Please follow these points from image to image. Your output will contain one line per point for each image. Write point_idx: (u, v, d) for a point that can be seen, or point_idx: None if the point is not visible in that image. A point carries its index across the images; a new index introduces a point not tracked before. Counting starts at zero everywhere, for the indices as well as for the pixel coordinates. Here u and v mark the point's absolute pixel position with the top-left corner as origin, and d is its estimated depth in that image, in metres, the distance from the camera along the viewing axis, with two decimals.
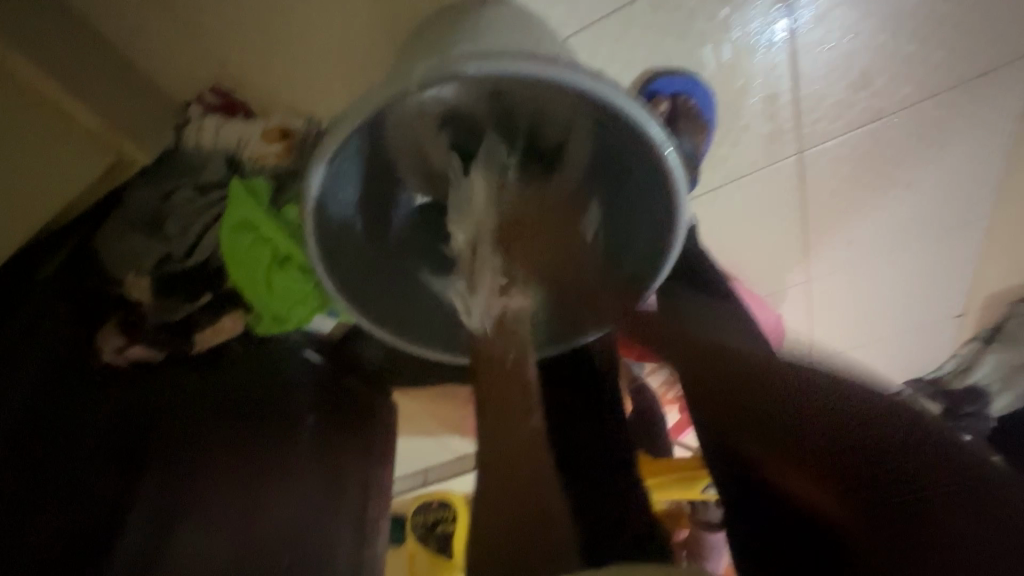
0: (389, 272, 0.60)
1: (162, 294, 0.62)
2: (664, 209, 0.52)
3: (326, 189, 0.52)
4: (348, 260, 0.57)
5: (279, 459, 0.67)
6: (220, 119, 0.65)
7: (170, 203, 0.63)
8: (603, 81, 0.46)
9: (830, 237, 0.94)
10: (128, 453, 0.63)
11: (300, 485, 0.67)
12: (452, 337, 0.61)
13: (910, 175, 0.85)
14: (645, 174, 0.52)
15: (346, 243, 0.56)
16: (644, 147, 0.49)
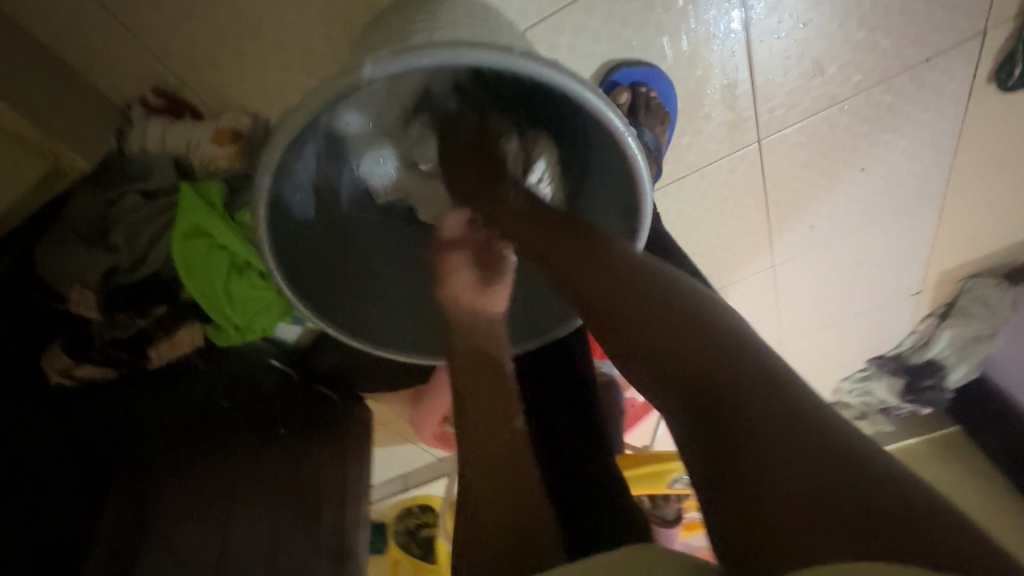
0: (353, 276, 0.58)
1: (111, 308, 0.58)
2: (628, 200, 0.52)
3: (281, 190, 0.49)
4: (309, 263, 0.55)
5: (258, 466, 0.66)
6: (165, 122, 0.62)
7: (114, 211, 0.59)
8: (563, 71, 0.44)
9: (792, 224, 0.96)
10: (96, 457, 0.57)
11: (279, 494, 0.66)
12: (420, 339, 0.60)
13: (865, 160, 0.87)
14: (611, 166, 0.52)
15: (304, 248, 0.54)
16: (609, 137, 0.48)
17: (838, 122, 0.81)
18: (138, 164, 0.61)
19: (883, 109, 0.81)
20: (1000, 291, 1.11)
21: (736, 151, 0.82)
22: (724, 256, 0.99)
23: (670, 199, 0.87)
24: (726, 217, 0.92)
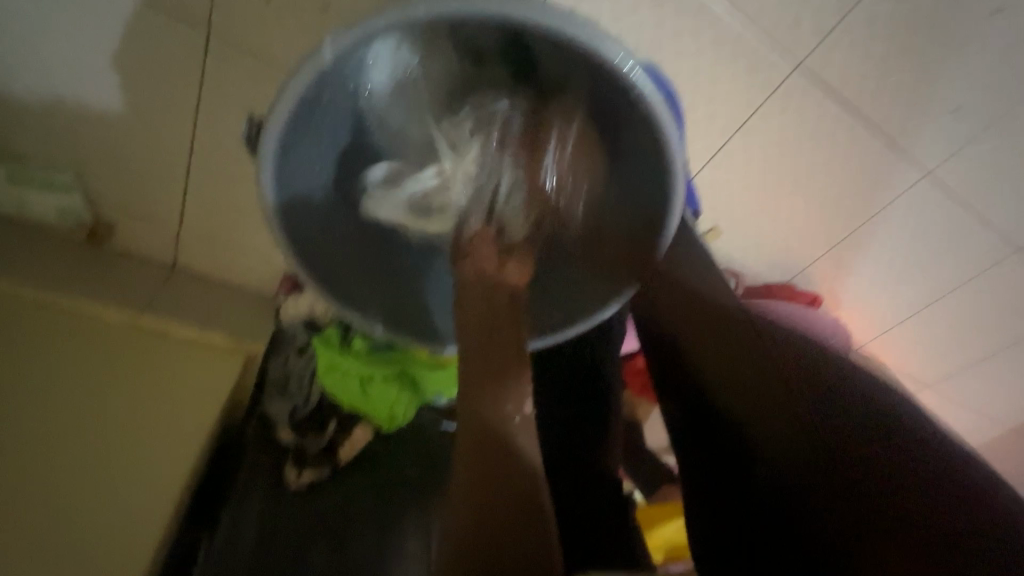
0: (374, 266, 0.58)
1: (302, 432, 0.86)
2: (654, 153, 0.46)
3: (310, 230, 0.53)
4: (366, 289, 0.58)
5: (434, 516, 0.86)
6: (296, 296, 0.88)
7: (288, 366, 0.87)
8: (567, 21, 0.40)
9: (922, 120, 0.72)
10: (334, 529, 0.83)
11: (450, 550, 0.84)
12: (445, 329, 0.59)
13: (988, 0, 0.62)
14: (635, 130, 0.47)
15: (322, 241, 0.54)
16: (627, 87, 0.43)
17: None
18: (289, 332, 0.88)
19: None
20: None
21: (772, 89, 0.70)
22: (842, 193, 0.81)
23: (722, 169, 0.79)
24: (809, 157, 0.77)
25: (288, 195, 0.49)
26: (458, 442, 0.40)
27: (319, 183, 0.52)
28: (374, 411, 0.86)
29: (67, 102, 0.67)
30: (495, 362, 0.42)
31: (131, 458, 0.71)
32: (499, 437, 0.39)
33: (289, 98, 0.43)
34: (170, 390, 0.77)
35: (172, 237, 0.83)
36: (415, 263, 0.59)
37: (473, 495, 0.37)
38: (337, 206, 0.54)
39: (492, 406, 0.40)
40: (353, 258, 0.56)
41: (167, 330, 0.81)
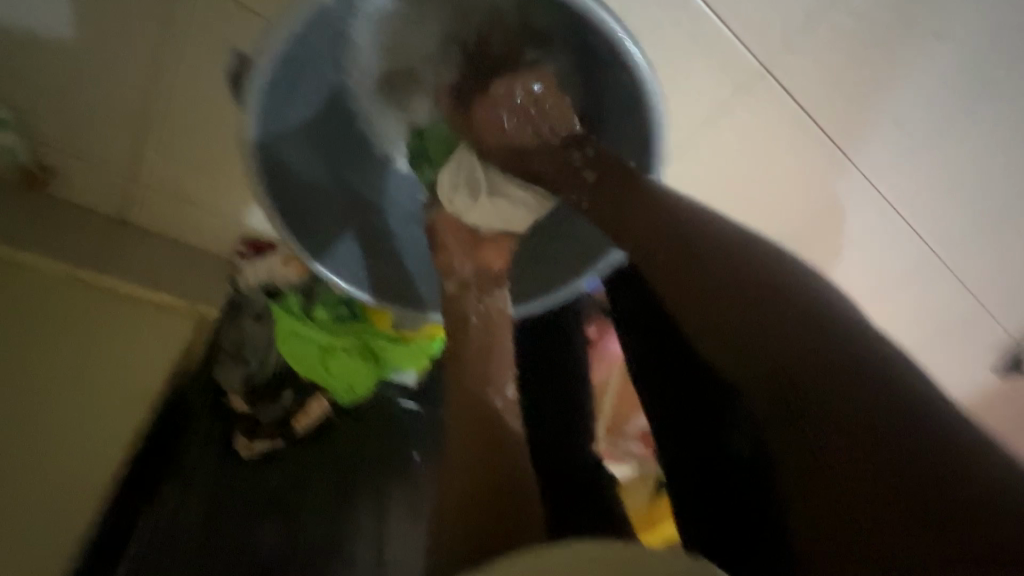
0: (357, 233, 0.57)
1: (255, 401, 0.83)
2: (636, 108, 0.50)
3: (290, 188, 0.52)
4: (343, 238, 0.56)
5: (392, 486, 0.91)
6: (255, 260, 0.84)
7: (243, 333, 0.84)
8: None
9: (868, 130, 0.78)
10: (282, 505, 0.84)
11: (408, 529, 0.88)
12: (422, 296, 0.58)
13: (934, 23, 0.68)
14: (621, 90, 0.51)
15: (303, 201, 0.53)
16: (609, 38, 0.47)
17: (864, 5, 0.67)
18: (248, 295, 0.85)
19: None
20: None
21: (743, 87, 0.74)
22: (796, 196, 0.87)
23: (691, 162, 0.83)
24: (774, 155, 0.81)
25: (271, 147, 0.49)
26: (459, 421, 0.48)
27: (298, 139, 0.53)
28: (334, 380, 0.85)
29: (6, 26, 0.61)
30: (489, 362, 0.51)
31: (63, 423, 0.66)
32: (490, 419, 0.47)
33: (278, 38, 0.42)
34: (119, 343, 0.74)
35: (122, 188, 0.77)
36: (395, 232, 0.59)
37: (475, 470, 0.44)
38: (315, 163, 0.54)
39: (487, 395, 0.49)
40: (335, 221, 0.56)
41: (109, 287, 0.75)
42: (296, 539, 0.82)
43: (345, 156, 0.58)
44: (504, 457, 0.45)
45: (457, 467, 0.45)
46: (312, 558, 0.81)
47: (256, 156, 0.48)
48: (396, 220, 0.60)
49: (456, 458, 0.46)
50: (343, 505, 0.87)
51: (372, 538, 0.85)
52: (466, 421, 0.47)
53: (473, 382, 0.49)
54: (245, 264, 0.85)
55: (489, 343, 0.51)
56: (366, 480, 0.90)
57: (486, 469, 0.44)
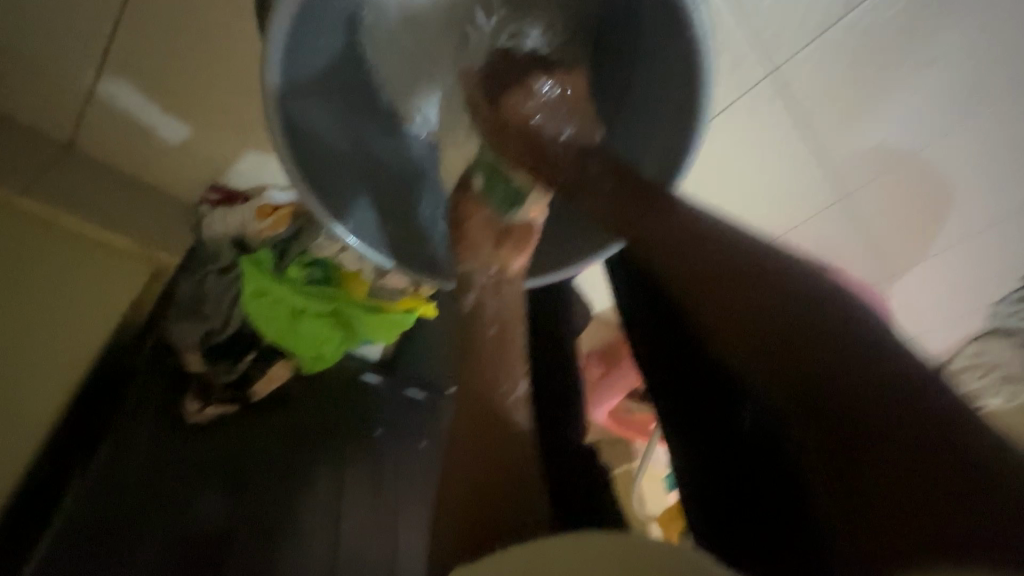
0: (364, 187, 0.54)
1: (212, 361, 0.77)
2: (683, 87, 0.48)
3: (299, 131, 0.48)
4: (362, 204, 0.53)
5: (345, 457, 0.89)
6: (224, 209, 0.78)
7: (205, 287, 0.77)
8: None
9: (854, 146, 0.82)
10: (230, 474, 0.79)
11: (357, 505, 0.85)
12: (425, 257, 0.55)
13: None
14: (662, 64, 0.50)
15: (309, 145, 0.50)
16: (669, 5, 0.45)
17: None
18: (212, 245, 0.78)
19: None
20: None
21: (747, 89, 0.75)
22: (778, 200, 0.90)
23: None
24: (764, 157, 0.84)
25: (286, 83, 0.46)
26: (461, 406, 0.46)
27: (309, 78, 0.49)
28: (300, 346, 0.79)
29: None
30: (495, 361, 0.48)
31: None
32: (495, 408, 0.45)
33: None
34: (63, 290, 0.67)
35: (75, 110, 0.68)
36: (402, 193, 0.57)
37: (476, 479, 0.42)
38: (326, 115, 0.52)
39: (492, 383, 0.46)
40: (341, 171, 0.53)
41: (55, 221, 0.68)
42: (243, 515, 0.76)
43: (360, 122, 0.55)
44: (505, 445, 0.43)
45: (458, 456, 0.43)
46: (260, 535, 0.76)
47: (276, 112, 0.45)
48: (408, 181, 0.58)
49: (457, 449, 0.44)
50: (295, 473, 0.84)
51: (325, 509, 0.82)
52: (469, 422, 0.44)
53: (485, 373, 0.47)
54: (212, 212, 0.78)
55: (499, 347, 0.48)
56: (322, 450, 0.88)
57: (491, 462, 0.42)
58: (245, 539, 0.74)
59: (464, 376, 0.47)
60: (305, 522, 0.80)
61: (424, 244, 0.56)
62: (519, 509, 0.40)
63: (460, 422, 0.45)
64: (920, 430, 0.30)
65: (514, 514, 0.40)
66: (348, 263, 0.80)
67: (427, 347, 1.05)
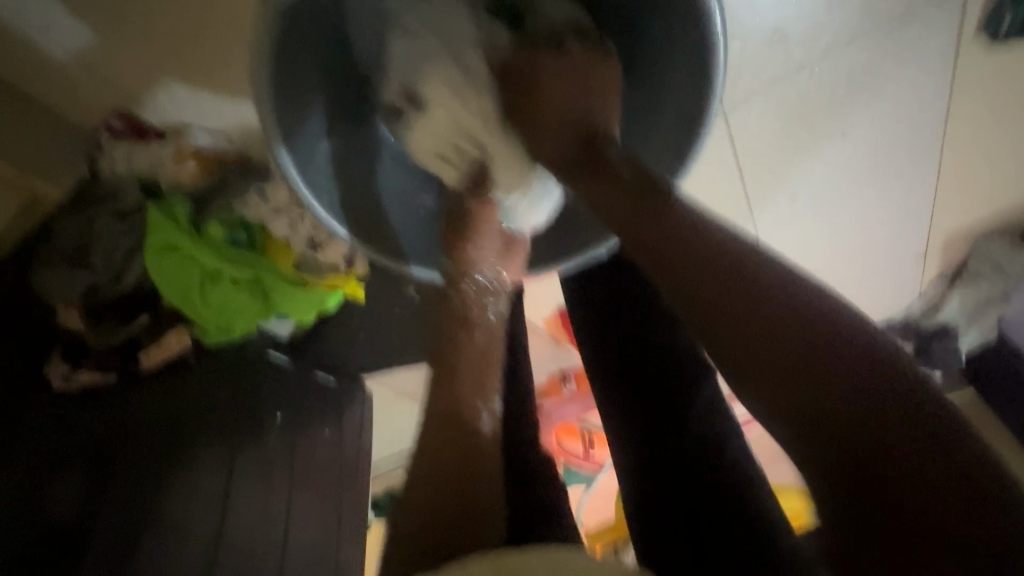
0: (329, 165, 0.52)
1: (95, 321, 0.66)
2: (684, 112, 0.50)
3: (286, 90, 0.46)
4: (325, 181, 0.52)
5: (245, 447, 0.82)
6: (130, 142, 0.65)
7: (92, 232, 0.64)
8: None
9: (773, 195, 0.94)
10: (98, 458, 0.72)
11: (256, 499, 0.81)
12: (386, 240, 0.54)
13: (845, 124, 0.83)
14: (666, 82, 0.50)
15: (293, 115, 0.47)
16: (686, 28, 0.46)
17: (811, 89, 0.78)
18: (110, 184, 0.66)
19: (859, 74, 0.77)
20: (1011, 253, 1.11)
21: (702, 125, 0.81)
22: None
23: None
24: (701, 192, 0.92)
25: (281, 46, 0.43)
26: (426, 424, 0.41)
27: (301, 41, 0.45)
28: (208, 314, 0.71)
29: None
30: (477, 362, 0.46)
31: None
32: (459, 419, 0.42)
33: None
34: None
35: None
36: (359, 174, 0.56)
37: (431, 487, 0.38)
38: (312, 90, 0.50)
39: (471, 397, 0.43)
40: (311, 144, 0.50)
41: None
42: (108, 508, 0.69)
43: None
44: (468, 445, 0.41)
45: (426, 460, 0.40)
46: (125, 533, 0.68)
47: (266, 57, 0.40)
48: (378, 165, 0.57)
49: (425, 450, 0.40)
50: (175, 462, 0.77)
51: (213, 498, 0.76)
52: (435, 420, 0.41)
53: (451, 378, 0.44)
54: (114, 144, 0.65)
55: (483, 352, 0.47)
56: (207, 434, 0.80)
57: (458, 463, 0.39)
58: (107, 534, 0.68)
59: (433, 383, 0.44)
60: (182, 514, 0.73)
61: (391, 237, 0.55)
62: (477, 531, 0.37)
63: (428, 422, 0.42)
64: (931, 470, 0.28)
65: (473, 521, 0.38)
66: (279, 229, 0.70)
67: (344, 328, 0.99)
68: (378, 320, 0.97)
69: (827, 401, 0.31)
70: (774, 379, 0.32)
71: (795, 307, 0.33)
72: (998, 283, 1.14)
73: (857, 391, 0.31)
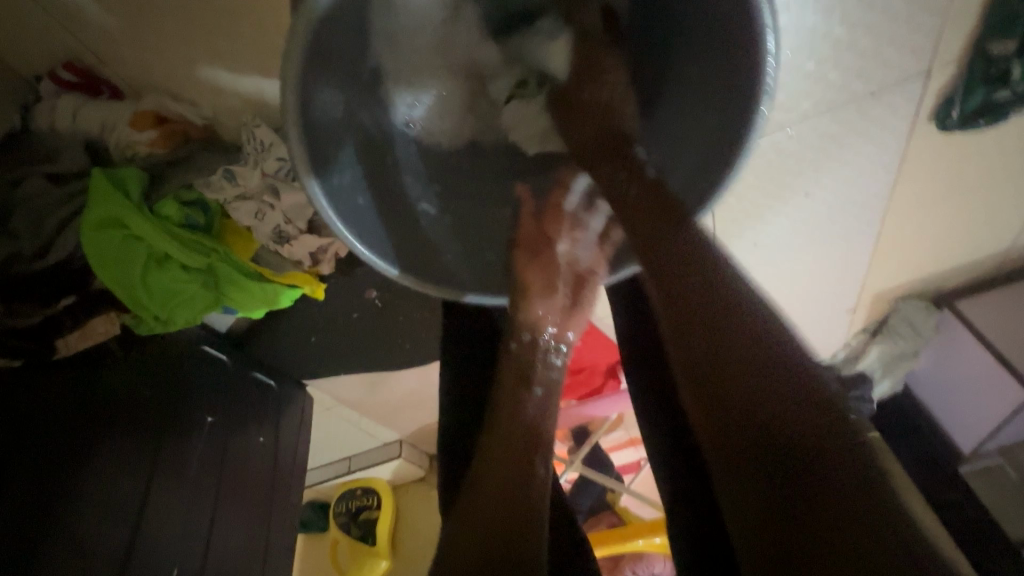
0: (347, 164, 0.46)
1: (9, 297, 0.56)
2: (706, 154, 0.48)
3: (314, 77, 0.39)
4: (346, 182, 0.46)
5: (168, 448, 0.77)
6: (80, 97, 0.58)
7: (20, 194, 0.56)
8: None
9: (737, 239, 0.99)
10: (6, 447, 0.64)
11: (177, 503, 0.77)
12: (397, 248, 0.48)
13: (809, 183, 0.89)
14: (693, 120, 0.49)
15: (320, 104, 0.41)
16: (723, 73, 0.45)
17: (786, 147, 0.83)
18: (48, 144, 0.59)
19: (828, 140, 0.83)
20: (927, 314, 1.24)
21: None
22: None
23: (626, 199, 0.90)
24: None
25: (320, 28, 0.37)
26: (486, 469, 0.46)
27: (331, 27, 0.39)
28: (149, 304, 0.63)
29: None
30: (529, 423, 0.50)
31: None
32: (521, 467, 0.47)
33: None
34: None
35: None
36: (372, 175, 0.49)
37: (492, 523, 0.42)
38: (338, 77, 0.43)
39: (525, 456, 0.48)
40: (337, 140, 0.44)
41: None
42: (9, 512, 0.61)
43: (353, 68, 0.45)
44: (520, 493, 0.45)
45: (479, 506, 0.44)
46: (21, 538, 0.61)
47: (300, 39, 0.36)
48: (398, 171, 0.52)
49: (478, 500, 0.44)
50: (81, 462, 0.68)
51: (126, 508, 0.71)
52: (493, 469, 0.46)
53: (507, 420, 0.50)
54: (61, 98, 0.58)
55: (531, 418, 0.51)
56: (125, 435, 0.73)
57: (511, 503, 0.44)
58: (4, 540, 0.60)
59: (496, 434, 0.49)
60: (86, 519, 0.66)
61: (401, 251, 0.49)
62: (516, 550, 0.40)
63: (479, 473, 0.47)
64: (828, 491, 0.31)
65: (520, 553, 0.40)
66: (241, 215, 0.63)
67: (294, 329, 0.91)
68: (334, 324, 0.90)
69: (748, 416, 0.35)
70: (718, 402, 0.37)
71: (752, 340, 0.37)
72: (913, 341, 1.27)
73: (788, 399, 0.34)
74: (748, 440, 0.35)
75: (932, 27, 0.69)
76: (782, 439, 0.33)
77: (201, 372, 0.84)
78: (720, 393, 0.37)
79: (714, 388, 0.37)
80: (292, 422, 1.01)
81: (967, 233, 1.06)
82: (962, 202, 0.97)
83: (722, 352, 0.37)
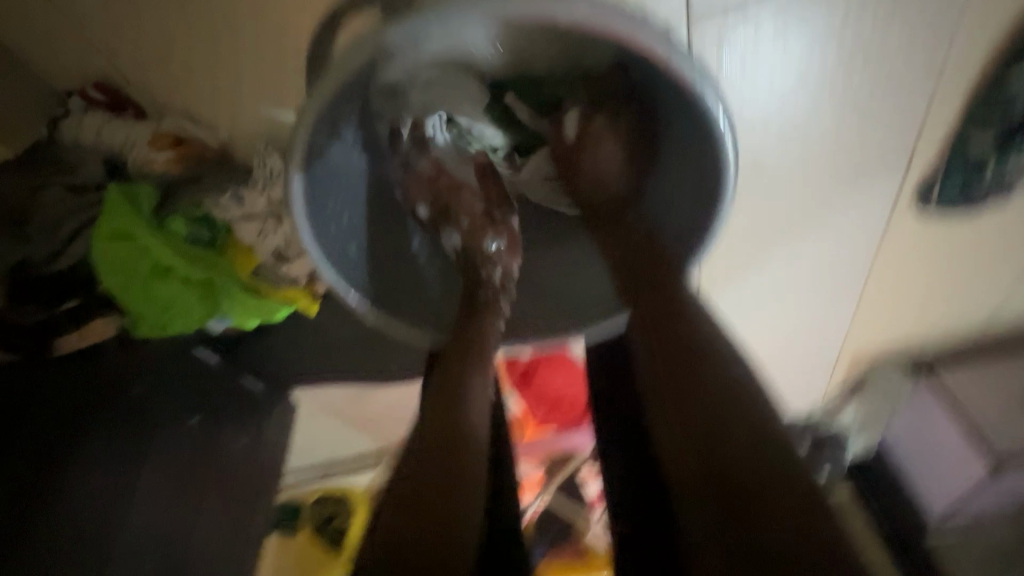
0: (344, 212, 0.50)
1: (22, 299, 0.62)
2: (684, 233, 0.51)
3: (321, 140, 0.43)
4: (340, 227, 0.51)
5: (148, 443, 0.80)
6: (105, 115, 0.62)
7: (40, 201, 0.61)
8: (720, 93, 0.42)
9: (720, 293, 1.02)
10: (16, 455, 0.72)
11: (149, 496, 0.79)
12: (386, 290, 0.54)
13: (791, 246, 0.93)
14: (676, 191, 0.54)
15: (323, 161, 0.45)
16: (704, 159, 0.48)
17: (770, 211, 0.86)
18: (68, 155, 0.62)
19: (810, 209, 0.86)
20: (902, 378, 1.27)
21: None
22: None
23: None
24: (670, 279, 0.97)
25: (331, 105, 0.41)
26: (402, 483, 0.45)
27: (346, 101, 0.43)
28: (149, 310, 0.66)
29: None
30: (460, 438, 0.47)
31: None
32: (439, 483, 0.44)
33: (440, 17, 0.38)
34: None
35: None
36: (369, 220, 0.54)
37: (405, 548, 0.40)
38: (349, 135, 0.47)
39: (449, 472, 0.45)
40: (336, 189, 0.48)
41: None
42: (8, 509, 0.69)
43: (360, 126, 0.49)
44: (445, 510, 0.42)
45: (394, 528, 0.42)
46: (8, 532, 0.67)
47: (314, 111, 0.40)
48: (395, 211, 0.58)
49: (392, 521, 0.42)
50: (64, 458, 0.73)
51: (99, 498, 0.74)
52: (404, 502, 0.43)
53: (430, 449, 0.46)
54: (86, 113, 0.62)
55: (456, 432, 0.48)
56: (110, 427, 0.77)
57: (421, 517, 0.42)
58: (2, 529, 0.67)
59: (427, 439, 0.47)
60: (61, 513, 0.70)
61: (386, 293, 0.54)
62: (441, 545, 0.40)
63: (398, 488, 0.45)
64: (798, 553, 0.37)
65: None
66: (245, 234, 0.67)
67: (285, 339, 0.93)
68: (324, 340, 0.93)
69: (736, 478, 0.42)
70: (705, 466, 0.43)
71: (738, 417, 0.45)
72: (888, 404, 1.29)
73: (764, 463, 0.42)
74: (735, 496, 0.41)
75: (911, 117, 0.73)
76: (756, 501, 0.40)
77: (192, 373, 0.87)
78: (713, 472, 0.43)
79: (703, 461, 0.44)
80: (274, 428, 1.04)
81: (946, 306, 1.09)
82: (941, 277, 1.01)
83: (716, 438, 0.44)
